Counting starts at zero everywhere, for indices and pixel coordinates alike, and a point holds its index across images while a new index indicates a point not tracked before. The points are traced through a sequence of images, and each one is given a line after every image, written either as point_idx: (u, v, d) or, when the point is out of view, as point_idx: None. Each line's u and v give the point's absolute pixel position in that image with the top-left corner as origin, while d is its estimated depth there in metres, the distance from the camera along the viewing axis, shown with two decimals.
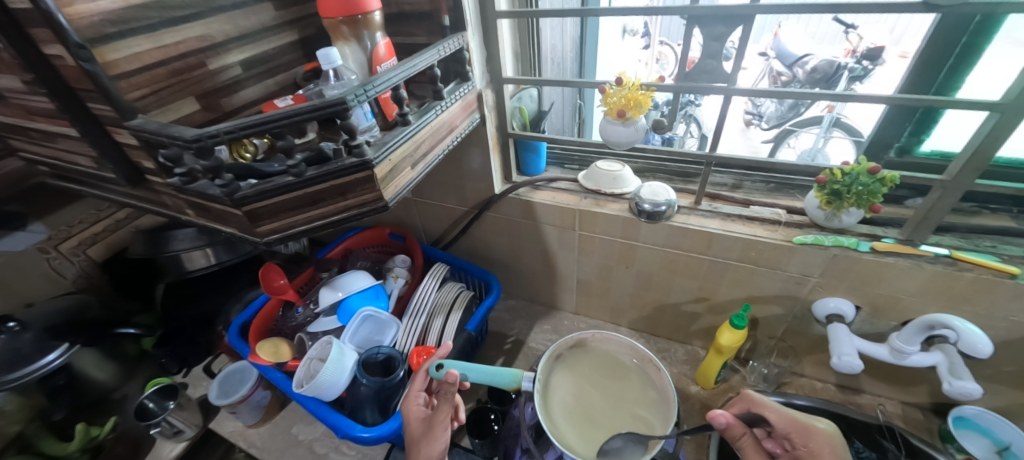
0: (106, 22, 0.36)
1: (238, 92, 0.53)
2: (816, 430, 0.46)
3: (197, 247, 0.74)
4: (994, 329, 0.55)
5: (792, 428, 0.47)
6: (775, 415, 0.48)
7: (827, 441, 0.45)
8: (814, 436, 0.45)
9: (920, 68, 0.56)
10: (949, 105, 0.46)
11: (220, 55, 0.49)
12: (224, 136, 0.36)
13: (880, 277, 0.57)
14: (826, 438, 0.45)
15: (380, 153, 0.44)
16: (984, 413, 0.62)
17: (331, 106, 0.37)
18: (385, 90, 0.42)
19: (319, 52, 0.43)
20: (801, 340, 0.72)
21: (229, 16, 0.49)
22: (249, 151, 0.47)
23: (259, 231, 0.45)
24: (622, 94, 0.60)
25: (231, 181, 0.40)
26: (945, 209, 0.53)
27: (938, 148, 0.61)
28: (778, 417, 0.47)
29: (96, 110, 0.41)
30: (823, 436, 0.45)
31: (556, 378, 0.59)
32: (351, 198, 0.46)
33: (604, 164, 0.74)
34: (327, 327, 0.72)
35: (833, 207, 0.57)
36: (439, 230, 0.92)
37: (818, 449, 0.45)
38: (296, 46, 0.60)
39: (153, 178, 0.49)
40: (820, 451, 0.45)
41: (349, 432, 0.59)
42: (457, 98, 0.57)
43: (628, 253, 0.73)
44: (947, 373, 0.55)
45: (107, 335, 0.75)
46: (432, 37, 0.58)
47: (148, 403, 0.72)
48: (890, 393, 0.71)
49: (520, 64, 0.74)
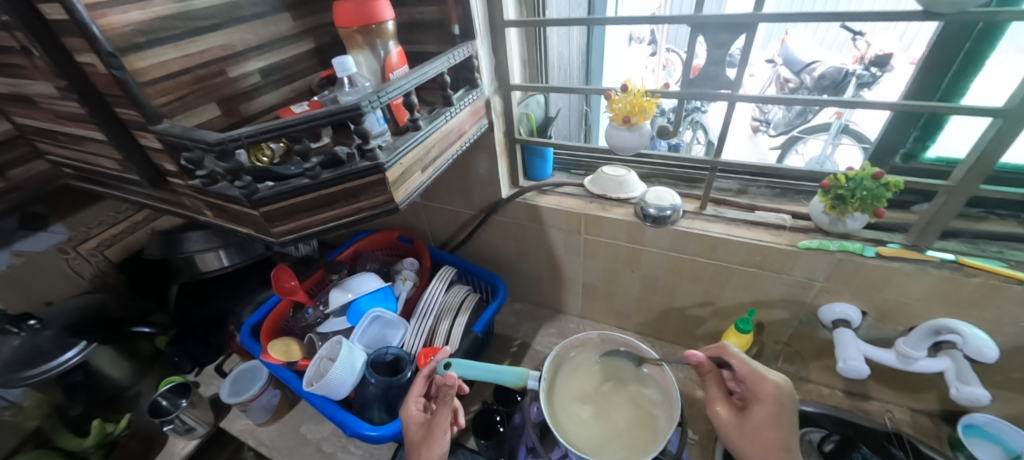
0: (135, 32, 0.39)
1: (257, 98, 0.55)
2: (767, 380, 0.48)
3: (211, 248, 0.76)
4: (1003, 335, 0.55)
5: (748, 375, 0.50)
6: (738, 362, 0.52)
7: (773, 389, 0.48)
8: (764, 384, 0.49)
9: (924, 75, 0.57)
10: (952, 111, 0.47)
11: (240, 62, 0.51)
12: (245, 140, 0.38)
13: (886, 282, 0.58)
14: (773, 387, 0.48)
15: (392, 157, 0.45)
16: (995, 421, 0.61)
17: (346, 111, 0.39)
18: (397, 96, 0.43)
19: (335, 60, 0.45)
20: (807, 346, 0.72)
21: (249, 26, 0.51)
22: (265, 155, 0.49)
23: (275, 231, 0.47)
24: (627, 100, 0.61)
25: (250, 183, 0.41)
26: (950, 215, 0.54)
27: (943, 155, 0.61)
28: (738, 363, 0.51)
29: (122, 115, 0.43)
30: (773, 387, 0.48)
31: (563, 381, 0.60)
32: (363, 200, 0.47)
33: (610, 169, 0.75)
34: (337, 328, 0.73)
35: (837, 211, 0.57)
36: (447, 233, 0.93)
37: (763, 392, 0.48)
38: (312, 55, 0.62)
39: (175, 180, 0.51)
40: (762, 396, 0.48)
41: (357, 430, 0.60)
42: (466, 104, 0.58)
43: (634, 257, 0.74)
44: (954, 378, 0.55)
45: (122, 333, 0.77)
46: (442, 45, 0.60)
47: (162, 400, 0.74)
48: (898, 399, 0.71)
49: (528, 72, 0.75)
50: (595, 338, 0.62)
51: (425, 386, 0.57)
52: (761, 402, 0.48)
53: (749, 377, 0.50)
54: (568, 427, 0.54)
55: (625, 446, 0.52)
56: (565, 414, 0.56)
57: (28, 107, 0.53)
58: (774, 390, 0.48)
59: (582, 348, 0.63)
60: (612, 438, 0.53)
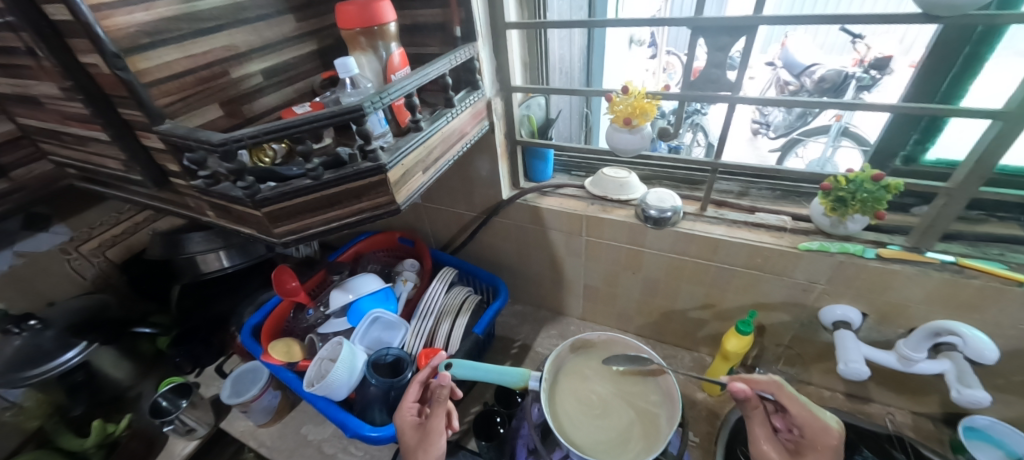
0: (140, 33, 0.39)
1: (259, 99, 0.55)
2: (830, 433, 0.48)
3: (212, 249, 0.76)
4: (1004, 337, 0.55)
5: (808, 424, 0.49)
6: (796, 407, 0.50)
7: (834, 441, 0.48)
8: (826, 436, 0.48)
9: (924, 77, 0.57)
10: (952, 113, 0.47)
11: (243, 64, 0.51)
12: (248, 141, 0.38)
13: (887, 284, 0.58)
14: (835, 438, 0.48)
15: (394, 158, 0.46)
16: (996, 424, 0.61)
17: (349, 112, 0.39)
18: (399, 97, 0.43)
19: (337, 62, 0.45)
20: (809, 348, 0.71)
21: (253, 27, 0.51)
22: (267, 156, 0.49)
23: (277, 231, 0.47)
24: (628, 102, 0.61)
25: (253, 183, 0.41)
26: (951, 217, 0.54)
27: (943, 157, 0.61)
28: (799, 409, 0.49)
29: (126, 116, 0.44)
30: (835, 439, 0.48)
31: (560, 388, 0.59)
32: (365, 201, 0.47)
33: (611, 171, 0.75)
34: (338, 329, 0.73)
35: (838, 213, 0.57)
36: (448, 235, 0.93)
37: (824, 444, 0.48)
38: (314, 56, 0.62)
39: (178, 181, 0.51)
40: (822, 446, 0.48)
41: (357, 432, 0.60)
42: (467, 105, 0.58)
43: (635, 259, 0.74)
44: (954, 381, 0.54)
45: (124, 333, 0.79)
46: (445, 47, 0.61)
47: (163, 401, 0.74)
48: (900, 402, 0.71)
49: (530, 73, 0.76)
50: (578, 342, 0.62)
51: (419, 390, 0.57)
52: (820, 453, 0.48)
53: (809, 426, 0.49)
54: (578, 440, 0.53)
55: (640, 437, 0.53)
56: (570, 427, 0.55)
57: (34, 107, 0.54)
58: (836, 442, 0.48)
59: (567, 355, 0.62)
60: (624, 441, 0.53)
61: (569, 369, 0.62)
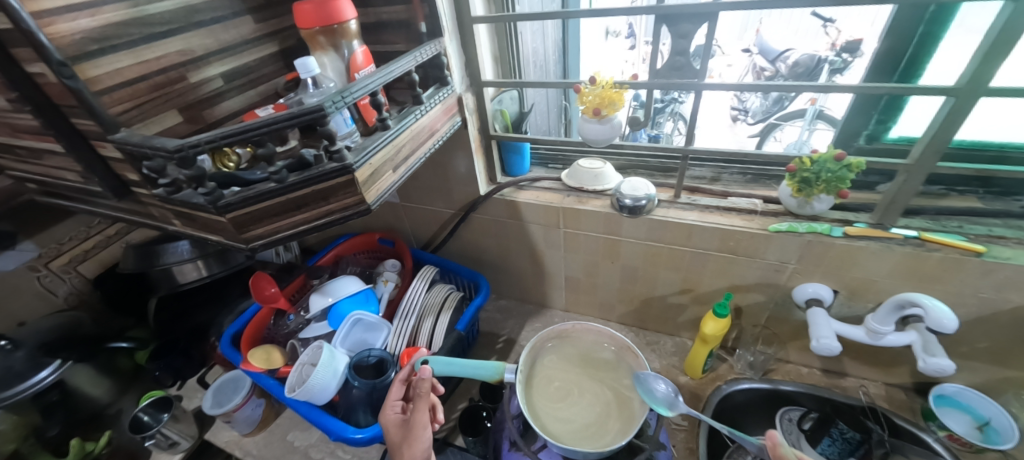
0: (87, 40, 0.37)
1: (220, 103, 0.54)
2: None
3: (189, 260, 0.76)
4: (965, 306, 0.57)
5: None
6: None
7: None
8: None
9: (881, 58, 0.59)
10: (908, 92, 0.48)
11: (200, 68, 0.50)
12: (205, 146, 0.37)
13: (855, 262, 0.59)
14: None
15: (360, 157, 0.45)
16: (964, 390, 0.64)
17: (309, 113, 0.39)
18: (362, 96, 0.43)
19: (296, 62, 0.45)
20: (784, 327, 0.73)
21: (209, 30, 0.50)
22: (231, 161, 0.47)
23: (245, 237, 0.47)
24: (596, 93, 0.61)
25: (214, 189, 0.41)
26: (911, 193, 0.55)
27: (904, 135, 0.63)
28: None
29: (80, 125, 0.42)
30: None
31: (537, 380, 0.60)
32: (334, 202, 0.47)
33: (586, 162, 0.75)
34: (318, 333, 0.72)
35: (804, 194, 0.58)
36: (429, 233, 0.93)
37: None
38: (277, 58, 0.61)
39: (139, 190, 0.50)
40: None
41: (341, 434, 0.60)
42: (436, 102, 0.58)
43: (613, 248, 0.75)
44: (921, 351, 0.57)
45: (99, 350, 0.77)
46: (411, 44, 0.60)
47: (143, 416, 0.72)
48: (873, 375, 0.73)
49: (500, 68, 0.77)
50: (547, 334, 0.63)
51: (402, 389, 0.57)
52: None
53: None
54: (562, 434, 0.53)
55: (617, 413, 0.55)
56: (552, 423, 0.55)
57: None
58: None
59: (541, 348, 0.63)
60: (604, 422, 0.55)
61: (534, 367, 0.62)
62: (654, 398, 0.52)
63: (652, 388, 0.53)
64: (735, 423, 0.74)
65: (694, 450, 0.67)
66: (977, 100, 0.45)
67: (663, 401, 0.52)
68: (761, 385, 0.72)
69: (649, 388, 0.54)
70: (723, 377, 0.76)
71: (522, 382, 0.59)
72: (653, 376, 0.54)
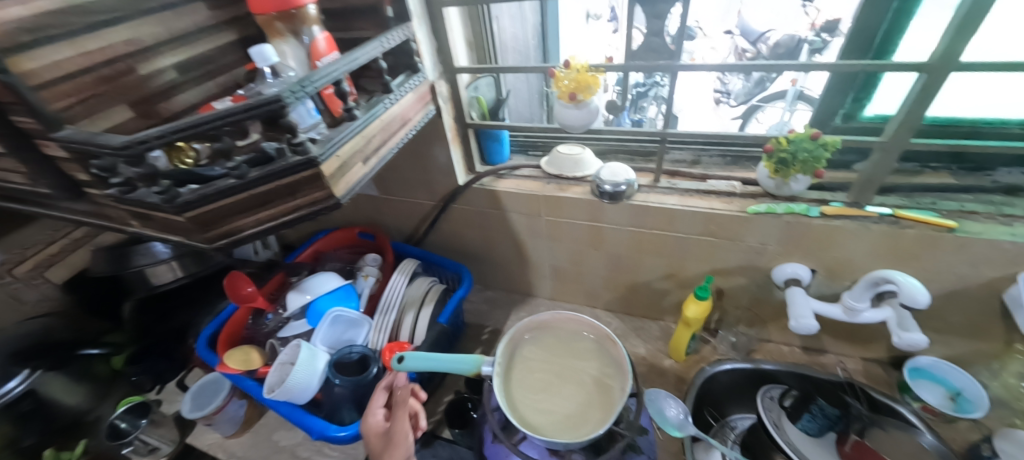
0: (21, 30, 0.33)
1: (175, 96, 0.52)
2: None
3: (163, 261, 0.73)
4: (939, 282, 0.58)
5: None
6: None
7: None
8: None
9: (857, 35, 0.58)
10: (882, 68, 0.48)
11: (151, 58, 0.48)
12: (154, 141, 0.35)
13: (833, 241, 0.59)
14: None
15: (326, 149, 0.43)
16: (939, 363, 0.66)
17: (267, 104, 0.36)
18: (325, 85, 0.41)
19: (251, 50, 0.42)
20: (765, 308, 0.74)
21: (158, 18, 0.47)
22: (189, 157, 0.45)
23: (207, 236, 0.45)
24: (571, 77, 0.59)
25: (169, 187, 0.39)
26: (886, 171, 0.55)
27: (879, 113, 0.63)
28: None
29: (20, 124, 0.40)
30: None
31: (514, 372, 0.60)
32: (301, 197, 0.45)
33: (565, 148, 0.74)
34: (298, 331, 0.70)
35: (781, 175, 0.58)
36: (410, 226, 0.91)
37: None
38: (236, 47, 0.59)
39: (93, 190, 0.48)
40: None
41: (325, 433, 0.59)
42: (407, 89, 0.56)
43: (596, 235, 0.74)
44: (896, 327, 0.58)
45: (72, 357, 0.74)
46: (378, 30, 0.57)
47: (120, 423, 0.70)
48: (851, 351, 0.75)
49: (476, 53, 0.75)
50: (525, 324, 0.63)
51: (386, 396, 0.57)
52: None
53: None
54: (542, 425, 0.53)
55: (596, 402, 0.55)
56: (531, 415, 0.54)
57: None
58: None
59: (519, 339, 0.63)
60: (584, 412, 0.55)
61: (513, 359, 0.61)
62: (665, 420, 0.63)
63: (664, 410, 0.64)
64: (719, 406, 0.75)
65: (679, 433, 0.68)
66: (948, 75, 0.45)
67: (673, 423, 0.63)
68: (744, 366, 0.73)
69: (660, 410, 0.65)
70: (706, 359, 0.77)
71: (502, 373, 0.58)
72: (664, 399, 0.65)
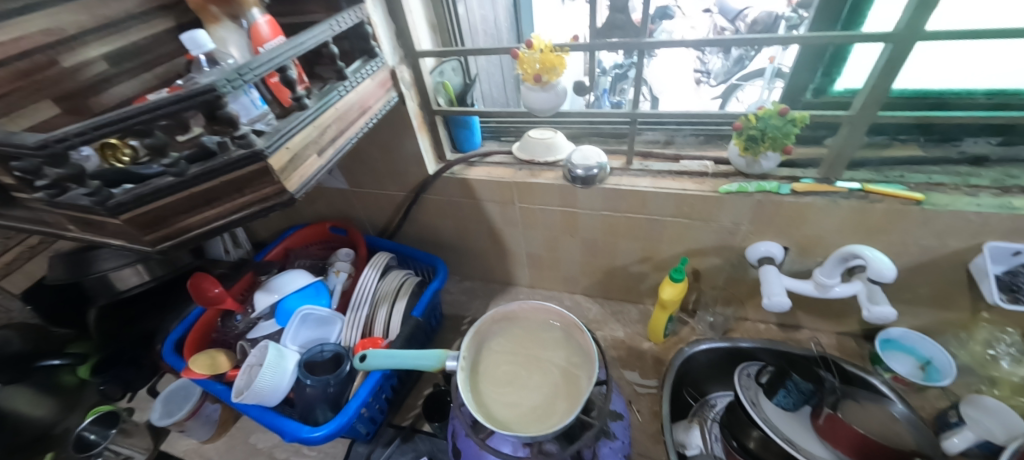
0: None
1: (108, 90, 0.48)
2: None
3: (126, 263, 0.69)
4: (908, 255, 0.59)
5: None
6: None
7: None
8: None
9: (824, 6, 0.57)
10: (849, 40, 0.47)
11: (76, 49, 0.44)
12: (74, 140, 0.32)
13: (803, 218, 0.59)
14: None
15: (273, 141, 0.40)
16: (908, 334, 0.67)
17: (201, 94, 0.33)
18: (267, 72, 0.38)
19: (182, 36, 0.40)
20: (740, 287, 0.75)
21: (80, 5, 0.44)
22: (126, 155, 0.42)
23: (148, 239, 0.42)
24: (535, 58, 0.57)
25: (99, 188, 0.36)
26: (855, 145, 0.55)
27: (848, 87, 0.62)
28: None
29: None
30: None
31: (481, 366, 0.59)
32: (250, 193, 0.42)
33: (536, 133, 0.72)
34: (268, 332, 0.68)
35: (751, 152, 0.57)
36: (383, 219, 0.89)
37: None
38: (176, 35, 0.55)
39: (21, 194, 0.44)
40: None
41: (297, 435, 0.56)
42: (364, 76, 0.53)
43: (570, 221, 0.73)
44: (866, 300, 0.58)
45: (30, 369, 0.71)
46: (330, 13, 0.54)
47: (89, 434, 0.68)
48: (825, 326, 0.76)
49: (439, 36, 0.72)
50: (490, 317, 0.62)
51: None
52: None
53: None
54: (507, 419, 0.52)
55: (562, 392, 0.55)
56: (498, 409, 0.53)
57: None
58: None
59: (485, 332, 0.62)
60: (551, 403, 0.54)
61: (481, 353, 0.60)
62: None
63: None
64: (698, 386, 0.76)
65: (657, 414, 0.69)
66: (916, 45, 0.44)
67: None
68: (720, 345, 0.73)
69: None
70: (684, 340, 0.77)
71: (467, 369, 0.57)
72: None
